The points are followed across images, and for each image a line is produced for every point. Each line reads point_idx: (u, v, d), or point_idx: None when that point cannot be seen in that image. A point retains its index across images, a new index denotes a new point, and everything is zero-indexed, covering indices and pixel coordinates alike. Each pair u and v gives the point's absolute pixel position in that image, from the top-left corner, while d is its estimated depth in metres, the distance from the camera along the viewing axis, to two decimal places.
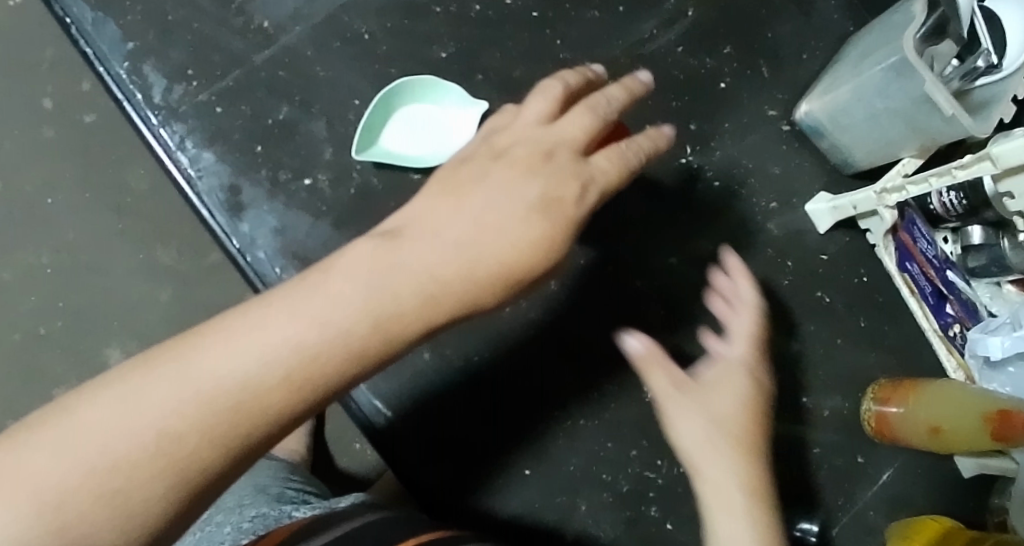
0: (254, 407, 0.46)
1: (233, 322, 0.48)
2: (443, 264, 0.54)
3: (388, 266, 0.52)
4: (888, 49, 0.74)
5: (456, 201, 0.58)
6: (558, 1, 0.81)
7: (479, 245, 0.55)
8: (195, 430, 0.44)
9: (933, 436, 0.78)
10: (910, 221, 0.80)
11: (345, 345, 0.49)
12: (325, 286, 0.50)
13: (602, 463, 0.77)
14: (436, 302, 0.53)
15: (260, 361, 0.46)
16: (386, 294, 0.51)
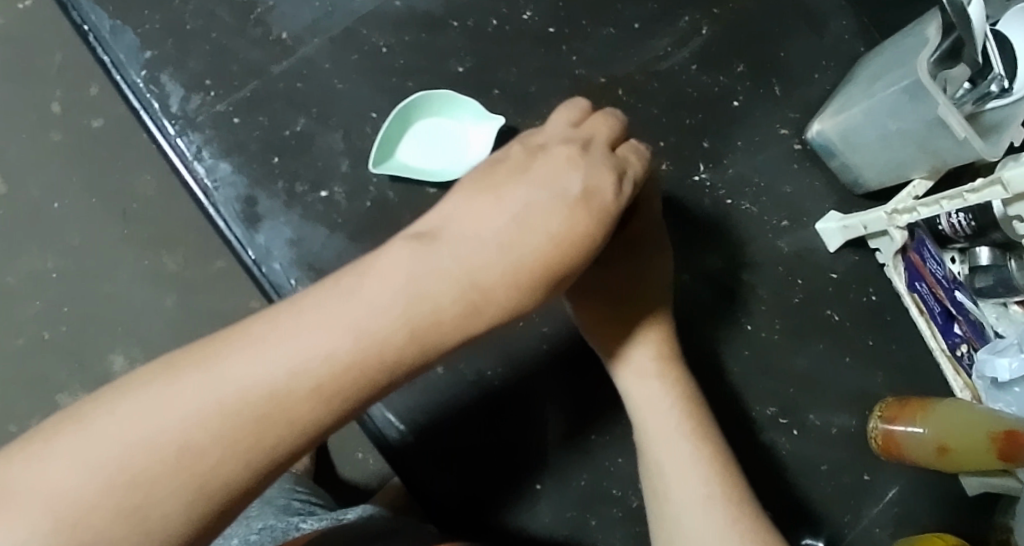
0: (281, 418, 0.45)
1: (261, 331, 0.47)
2: (484, 267, 0.52)
3: (421, 271, 0.51)
4: (902, 72, 0.75)
5: (495, 199, 0.56)
6: (574, 18, 0.82)
7: (519, 248, 0.53)
8: (220, 443, 0.44)
9: (939, 455, 0.78)
10: (920, 241, 0.81)
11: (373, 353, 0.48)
12: (360, 292, 0.49)
13: (612, 479, 0.76)
14: (473, 307, 0.51)
15: (286, 371, 0.46)
16: (422, 300, 0.50)
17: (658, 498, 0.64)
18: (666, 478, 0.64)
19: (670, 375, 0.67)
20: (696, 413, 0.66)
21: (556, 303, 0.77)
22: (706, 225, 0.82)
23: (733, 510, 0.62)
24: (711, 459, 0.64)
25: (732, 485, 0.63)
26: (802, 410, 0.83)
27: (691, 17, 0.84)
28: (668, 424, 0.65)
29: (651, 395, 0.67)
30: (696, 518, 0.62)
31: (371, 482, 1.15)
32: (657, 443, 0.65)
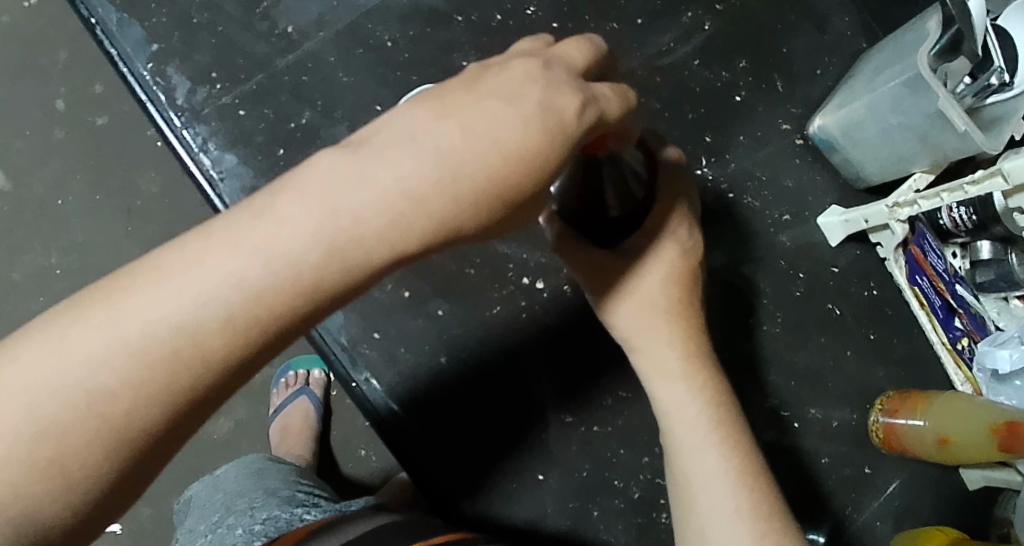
0: (195, 356, 0.40)
1: (166, 263, 0.40)
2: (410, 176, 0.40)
3: (336, 194, 0.40)
4: (902, 67, 0.75)
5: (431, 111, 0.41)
6: (578, 13, 0.82)
7: (454, 158, 0.40)
8: (131, 386, 0.39)
9: (940, 447, 0.80)
10: (921, 234, 0.81)
11: (294, 283, 0.40)
12: (271, 221, 0.41)
13: (614, 469, 0.76)
14: (404, 226, 0.40)
15: (195, 302, 0.40)
16: (340, 226, 0.40)
17: (686, 511, 0.56)
18: (693, 490, 0.56)
19: (698, 376, 0.57)
20: (729, 413, 0.58)
21: (557, 294, 0.77)
22: (709, 218, 0.83)
23: (761, 522, 0.55)
24: (740, 469, 0.56)
25: (763, 495, 0.56)
26: (803, 403, 0.83)
27: (694, 13, 0.85)
28: (695, 428, 0.56)
29: (677, 394, 0.57)
30: (723, 535, 0.54)
31: (373, 478, 1.14)
32: (679, 449, 0.57)
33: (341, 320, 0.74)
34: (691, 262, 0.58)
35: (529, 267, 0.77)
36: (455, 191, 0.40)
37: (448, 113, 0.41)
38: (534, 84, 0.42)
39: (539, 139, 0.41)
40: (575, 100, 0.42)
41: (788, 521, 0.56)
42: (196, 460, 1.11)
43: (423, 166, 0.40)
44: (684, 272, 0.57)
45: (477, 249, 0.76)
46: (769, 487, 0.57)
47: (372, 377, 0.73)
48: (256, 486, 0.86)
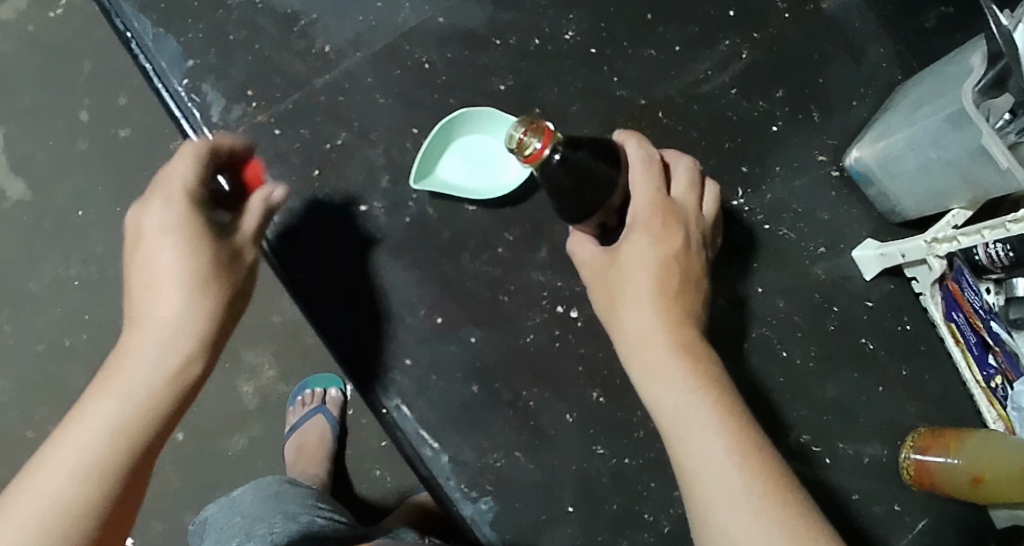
0: (99, 487, 0.53)
1: (91, 392, 0.56)
2: (180, 313, 0.58)
3: (145, 330, 0.58)
4: (943, 101, 0.74)
5: (144, 247, 0.59)
6: (617, 39, 0.82)
7: (171, 270, 0.58)
8: (50, 524, 0.51)
9: (974, 487, 0.76)
10: (959, 271, 0.80)
11: (171, 355, 0.57)
12: (119, 362, 0.57)
13: (645, 503, 0.74)
14: (206, 315, 0.59)
15: (92, 437, 0.54)
16: (163, 344, 0.57)
17: (692, 497, 0.58)
18: (689, 478, 0.58)
19: (685, 359, 0.62)
20: (718, 393, 0.60)
21: (591, 324, 0.76)
22: (743, 249, 0.82)
23: (760, 494, 0.55)
24: (735, 446, 0.57)
25: (761, 468, 0.57)
26: (835, 439, 0.82)
27: (731, 41, 0.84)
28: (684, 411, 0.60)
29: (663, 381, 0.61)
30: (720, 513, 0.55)
31: (388, 500, 1.13)
32: (673, 433, 0.60)
33: (373, 344, 0.72)
34: (671, 248, 0.65)
35: (564, 296, 0.76)
36: (201, 280, 0.59)
37: (161, 233, 0.59)
38: (183, 170, 0.61)
39: (188, 224, 0.59)
40: (196, 171, 0.62)
41: (795, 492, 0.56)
42: (209, 477, 1.10)
43: (165, 274, 0.58)
44: (666, 258, 0.65)
45: (511, 276, 0.75)
46: (772, 461, 0.58)
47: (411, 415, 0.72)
48: (276, 510, 0.84)
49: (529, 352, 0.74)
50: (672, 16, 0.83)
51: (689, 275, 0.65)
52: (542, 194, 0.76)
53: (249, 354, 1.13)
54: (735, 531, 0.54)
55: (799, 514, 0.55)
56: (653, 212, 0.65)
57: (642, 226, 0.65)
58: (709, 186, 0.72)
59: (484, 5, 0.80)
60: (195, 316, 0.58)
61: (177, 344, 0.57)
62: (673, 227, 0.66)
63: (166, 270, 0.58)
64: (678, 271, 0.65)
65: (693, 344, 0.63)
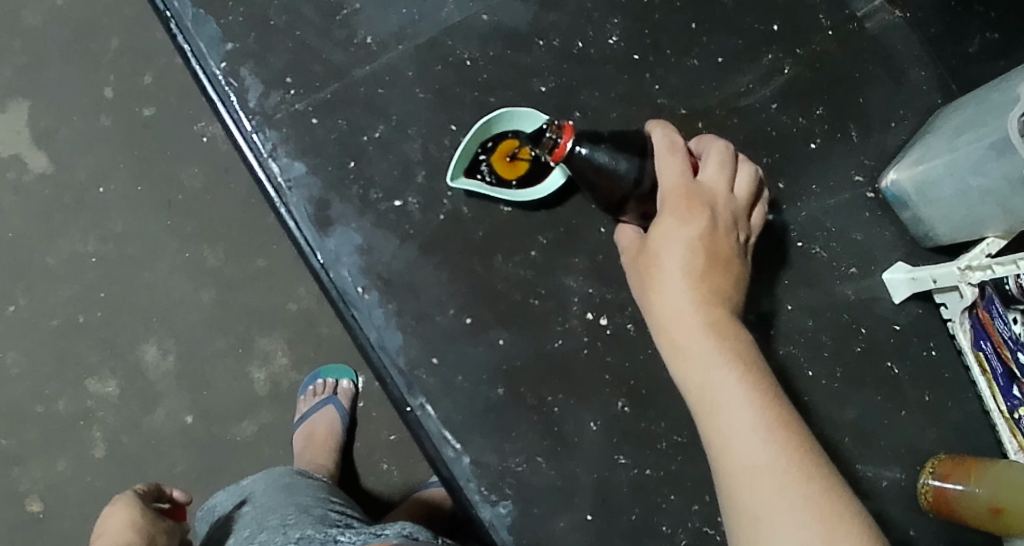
0: None
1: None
2: (129, 520, 0.77)
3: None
4: (986, 128, 0.73)
5: (106, 530, 0.77)
6: (660, 47, 0.81)
7: (110, 535, 0.75)
8: None
9: (993, 517, 0.74)
10: (989, 299, 0.77)
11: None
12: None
13: (664, 515, 0.73)
14: (129, 532, 0.75)
15: None
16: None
17: (722, 474, 0.58)
18: (716, 457, 0.59)
19: (714, 337, 0.61)
20: (747, 372, 0.60)
21: (620, 333, 0.75)
22: (774, 265, 0.82)
23: (786, 470, 0.56)
24: (763, 425, 0.57)
25: (788, 445, 0.57)
26: (856, 461, 0.81)
27: (774, 55, 0.84)
28: (712, 390, 0.60)
29: (693, 358, 0.61)
30: (747, 491, 0.56)
31: (393, 494, 1.12)
32: (702, 410, 0.60)
33: (401, 342, 0.72)
34: (697, 230, 0.63)
35: (595, 302, 0.75)
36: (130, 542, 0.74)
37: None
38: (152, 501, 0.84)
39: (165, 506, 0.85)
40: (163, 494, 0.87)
41: (820, 468, 0.56)
42: (216, 463, 1.09)
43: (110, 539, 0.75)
44: (694, 239, 0.63)
45: (543, 280, 0.75)
46: (799, 438, 0.58)
47: (435, 416, 0.71)
48: (288, 502, 0.84)
49: (556, 357, 0.74)
50: (716, 26, 0.83)
51: (720, 255, 0.63)
52: (577, 199, 0.76)
53: (262, 341, 1.12)
54: (762, 508, 0.55)
55: (823, 489, 0.55)
56: (677, 196, 0.64)
57: (670, 210, 0.64)
58: (746, 163, 0.68)
59: (529, 5, 0.79)
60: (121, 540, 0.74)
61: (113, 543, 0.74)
62: (699, 207, 0.63)
63: (120, 531, 0.76)
64: (706, 250, 0.63)
65: (722, 319, 0.62)
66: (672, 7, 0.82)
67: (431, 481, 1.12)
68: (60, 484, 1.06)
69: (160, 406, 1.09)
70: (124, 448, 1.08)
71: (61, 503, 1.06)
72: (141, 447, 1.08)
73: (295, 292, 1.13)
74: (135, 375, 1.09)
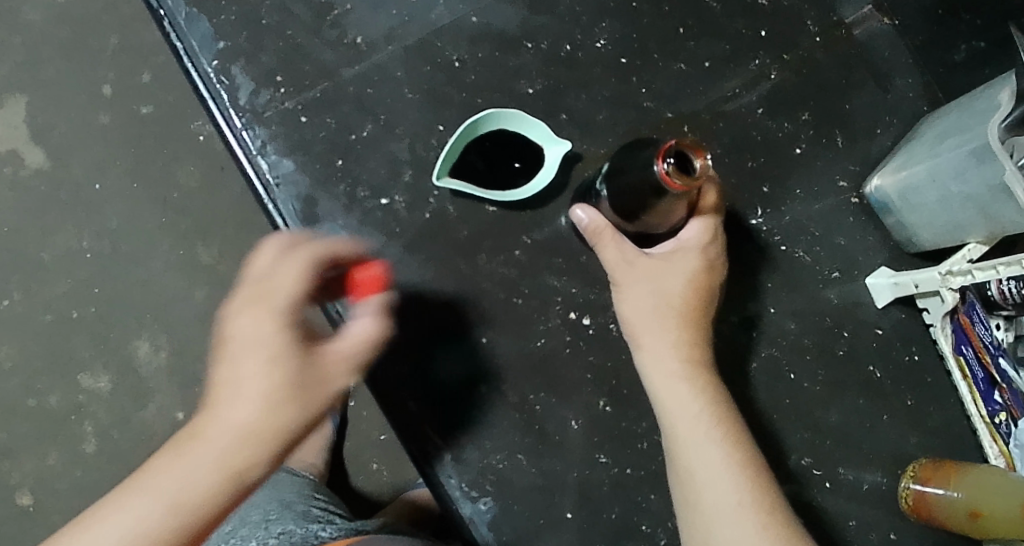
0: (268, 433, 0.62)
1: (184, 438, 0.62)
2: (274, 365, 0.62)
3: (235, 393, 0.62)
4: (967, 136, 0.73)
5: (253, 353, 0.62)
6: (648, 51, 0.82)
7: (254, 383, 0.62)
8: (218, 470, 0.61)
9: (971, 521, 0.75)
10: (971, 304, 0.81)
11: (240, 443, 0.61)
12: (243, 358, 0.62)
13: (643, 514, 0.74)
14: (276, 428, 0.62)
15: (255, 406, 0.61)
16: (270, 385, 0.62)
17: (696, 503, 0.65)
18: (698, 485, 0.65)
19: (698, 378, 0.69)
20: (725, 413, 0.68)
21: (603, 332, 0.76)
22: (758, 268, 0.83)
23: (757, 509, 0.64)
24: (738, 465, 0.65)
25: (759, 486, 0.65)
26: (838, 465, 0.82)
27: (762, 60, 0.84)
28: (697, 425, 0.67)
29: (679, 394, 0.68)
30: (723, 523, 0.63)
31: (382, 494, 1.13)
32: (686, 440, 0.66)
33: None
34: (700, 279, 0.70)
35: (578, 303, 0.76)
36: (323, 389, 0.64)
37: (275, 330, 0.63)
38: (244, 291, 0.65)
39: (261, 290, 0.64)
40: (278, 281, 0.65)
41: (785, 509, 0.65)
42: None
43: (260, 379, 0.62)
44: (696, 288, 0.70)
45: (527, 279, 0.76)
46: (767, 480, 0.66)
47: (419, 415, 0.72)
48: (272, 497, 0.84)
49: (539, 356, 0.75)
50: (704, 31, 0.84)
51: (711, 304, 0.71)
52: (562, 200, 0.77)
53: None
54: (740, 541, 0.62)
55: (787, 529, 0.63)
56: (702, 246, 0.70)
57: (693, 252, 0.70)
58: None
59: (518, 8, 0.80)
60: (294, 381, 0.62)
61: (150, 519, 0.59)
62: (715, 264, 0.71)
63: (257, 389, 0.61)
64: (707, 304, 0.71)
65: (710, 366, 0.70)
66: (660, 11, 0.83)
67: (419, 482, 1.13)
68: (50, 479, 1.07)
69: (151, 402, 1.10)
70: (115, 443, 1.08)
71: (51, 496, 1.07)
72: (132, 441, 1.09)
73: None
74: (127, 370, 1.10)
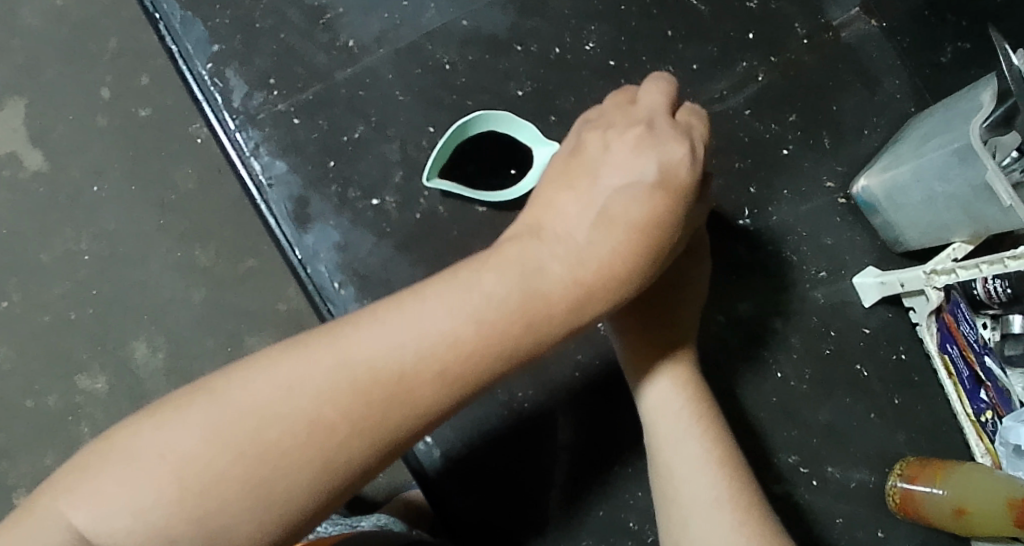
0: (427, 375, 0.50)
1: (340, 325, 0.51)
2: (600, 241, 0.54)
3: (432, 303, 0.52)
4: (951, 136, 0.74)
5: (467, 275, 0.53)
6: (636, 53, 0.83)
7: (507, 295, 0.52)
8: (343, 418, 0.48)
9: (956, 518, 0.76)
10: (956, 303, 0.81)
11: (451, 351, 0.50)
12: (477, 283, 0.52)
13: (631, 511, 0.75)
14: (540, 311, 0.52)
15: (442, 328, 0.51)
16: (490, 302, 0.52)
17: (675, 498, 0.66)
18: (677, 482, 0.66)
19: (681, 375, 0.70)
20: (706, 412, 0.69)
21: (591, 331, 0.77)
22: (745, 268, 0.84)
23: (733, 505, 0.65)
24: (716, 462, 0.67)
25: (736, 483, 0.66)
26: (825, 463, 0.82)
27: (749, 63, 0.85)
28: (677, 423, 0.68)
29: (661, 392, 0.69)
30: (699, 518, 0.64)
31: (378, 494, 1.14)
32: (666, 437, 0.68)
33: None
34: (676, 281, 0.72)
35: None
36: (555, 283, 0.53)
37: (509, 257, 0.54)
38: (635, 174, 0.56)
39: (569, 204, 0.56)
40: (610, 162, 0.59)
41: (761, 506, 0.66)
42: None
43: (535, 262, 0.53)
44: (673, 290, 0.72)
45: None
46: (744, 477, 0.67)
47: None
48: None
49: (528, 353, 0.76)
50: (692, 33, 0.85)
51: (694, 306, 0.73)
52: None
53: (250, 340, 1.13)
54: (715, 535, 0.63)
55: (763, 524, 0.64)
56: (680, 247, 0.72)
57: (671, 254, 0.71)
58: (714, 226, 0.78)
59: (508, 12, 0.81)
60: (516, 299, 0.52)
61: (332, 398, 0.48)
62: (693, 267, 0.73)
63: (499, 291, 0.52)
64: (687, 305, 0.72)
65: (693, 365, 0.72)
66: (649, 14, 0.84)
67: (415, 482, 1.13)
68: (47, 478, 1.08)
69: (148, 402, 1.11)
70: None
71: None
72: None
73: (284, 291, 1.15)
74: (125, 370, 1.11)
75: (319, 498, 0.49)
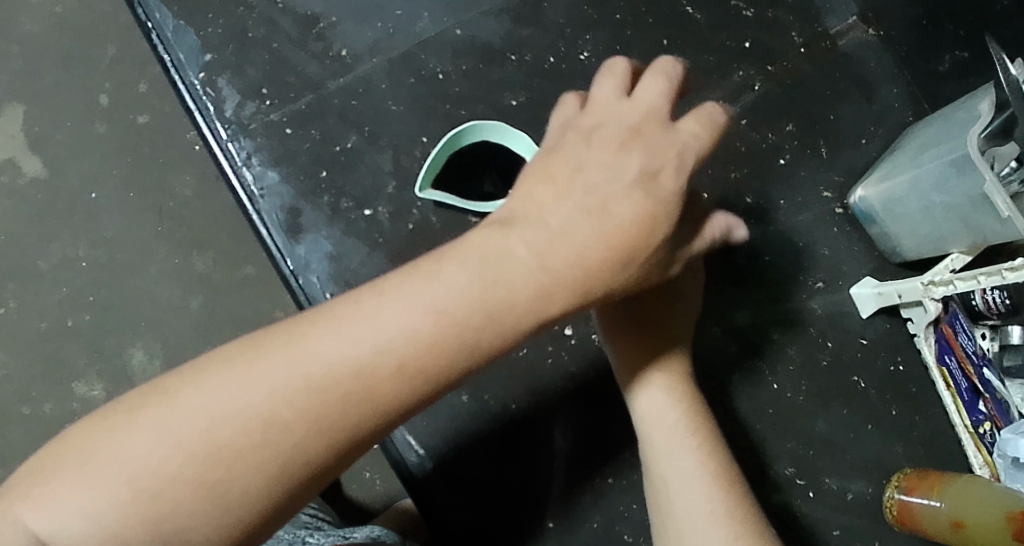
0: (386, 373, 0.48)
1: (296, 324, 0.49)
2: (568, 234, 0.53)
3: (389, 300, 0.50)
4: (950, 145, 0.73)
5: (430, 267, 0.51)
6: (632, 62, 0.82)
7: (473, 291, 0.50)
8: (297, 417, 0.47)
9: (954, 531, 0.75)
10: (954, 314, 0.79)
11: (409, 344, 0.49)
12: (438, 273, 0.51)
13: (625, 523, 0.75)
14: (504, 308, 0.51)
15: (400, 326, 0.49)
16: (450, 298, 0.50)
17: (670, 512, 0.65)
18: (671, 494, 0.65)
19: (677, 387, 0.69)
20: (701, 425, 0.68)
21: (585, 342, 0.76)
22: (742, 279, 0.83)
23: (729, 519, 0.63)
24: (711, 475, 0.65)
25: (732, 496, 0.64)
26: (823, 475, 0.82)
27: (746, 72, 0.85)
28: (672, 435, 0.67)
29: (657, 404, 0.68)
30: (694, 532, 0.63)
31: (375, 503, 1.14)
32: (662, 449, 0.67)
33: None
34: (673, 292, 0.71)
35: None
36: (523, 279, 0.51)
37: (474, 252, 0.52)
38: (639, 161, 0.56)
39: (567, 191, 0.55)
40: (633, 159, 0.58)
41: (758, 521, 0.64)
42: None
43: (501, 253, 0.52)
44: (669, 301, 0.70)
45: None
46: (739, 490, 0.65)
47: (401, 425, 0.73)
48: None
49: (522, 365, 0.75)
50: (687, 42, 0.84)
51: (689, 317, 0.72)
52: None
53: None
54: None
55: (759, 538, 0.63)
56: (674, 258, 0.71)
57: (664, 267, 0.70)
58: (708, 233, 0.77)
59: (503, 21, 0.81)
60: (482, 296, 0.51)
61: (288, 398, 0.47)
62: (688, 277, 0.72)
63: (463, 284, 0.50)
64: (681, 316, 0.71)
65: (689, 377, 0.71)
66: (644, 23, 0.84)
67: None
68: None
69: None
70: None
71: None
72: None
73: (281, 299, 1.15)
74: (122, 378, 1.11)
75: (274, 500, 0.48)
